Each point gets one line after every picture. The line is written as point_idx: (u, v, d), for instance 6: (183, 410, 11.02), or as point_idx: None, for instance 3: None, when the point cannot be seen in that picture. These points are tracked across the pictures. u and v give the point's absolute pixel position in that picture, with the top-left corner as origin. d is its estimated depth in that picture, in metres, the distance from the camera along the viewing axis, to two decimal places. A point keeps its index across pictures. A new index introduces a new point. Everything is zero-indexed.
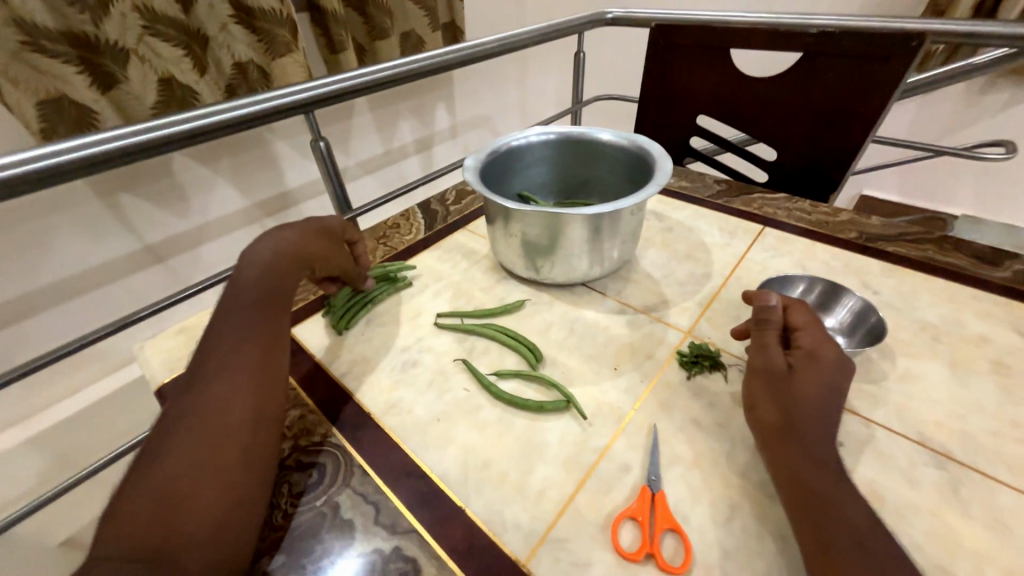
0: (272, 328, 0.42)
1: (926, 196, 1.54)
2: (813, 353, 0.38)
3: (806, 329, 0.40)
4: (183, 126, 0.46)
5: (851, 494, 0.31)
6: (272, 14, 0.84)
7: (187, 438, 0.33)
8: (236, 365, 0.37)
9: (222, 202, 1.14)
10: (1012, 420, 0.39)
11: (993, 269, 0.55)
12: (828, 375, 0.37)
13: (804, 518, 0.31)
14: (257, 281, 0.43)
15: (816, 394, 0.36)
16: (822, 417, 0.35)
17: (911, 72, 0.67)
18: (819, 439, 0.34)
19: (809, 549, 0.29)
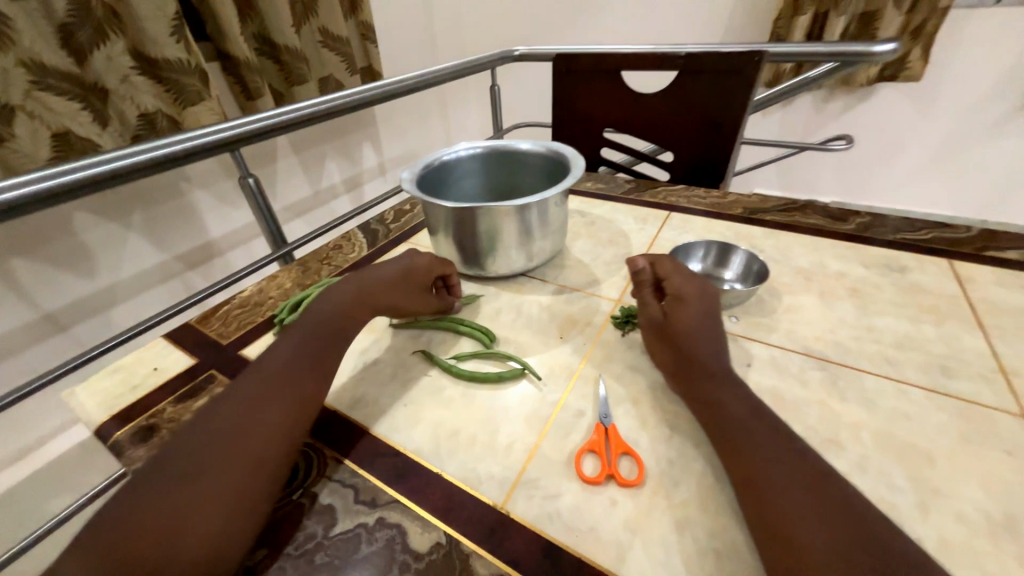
0: (323, 356, 0.43)
1: (800, 187, 1.82)
2: (681, 292, 0.46)
3: (671, 276, 0.48)
4: (101, 169, 0.51)
5: (743, 397, 0.38)
6: (177, 64, 0.89)
7: (207, 437, 0.34)
8: (277, 380, 0.39)
9: (135, 257, 1.10)
10: (867, 327, 0.50)
11: (844, 223, 0.68)
12: (696, 308, 0.45)
13: (719, 429, 0.36)
14: (322, 312, 0.46)
15: (696, 322, 0.44)
16: (709, 338, 0.43)
17: (759, 80, 0.83)
18: (715, 355, 0.42)
19: (724, 454, 0.35)
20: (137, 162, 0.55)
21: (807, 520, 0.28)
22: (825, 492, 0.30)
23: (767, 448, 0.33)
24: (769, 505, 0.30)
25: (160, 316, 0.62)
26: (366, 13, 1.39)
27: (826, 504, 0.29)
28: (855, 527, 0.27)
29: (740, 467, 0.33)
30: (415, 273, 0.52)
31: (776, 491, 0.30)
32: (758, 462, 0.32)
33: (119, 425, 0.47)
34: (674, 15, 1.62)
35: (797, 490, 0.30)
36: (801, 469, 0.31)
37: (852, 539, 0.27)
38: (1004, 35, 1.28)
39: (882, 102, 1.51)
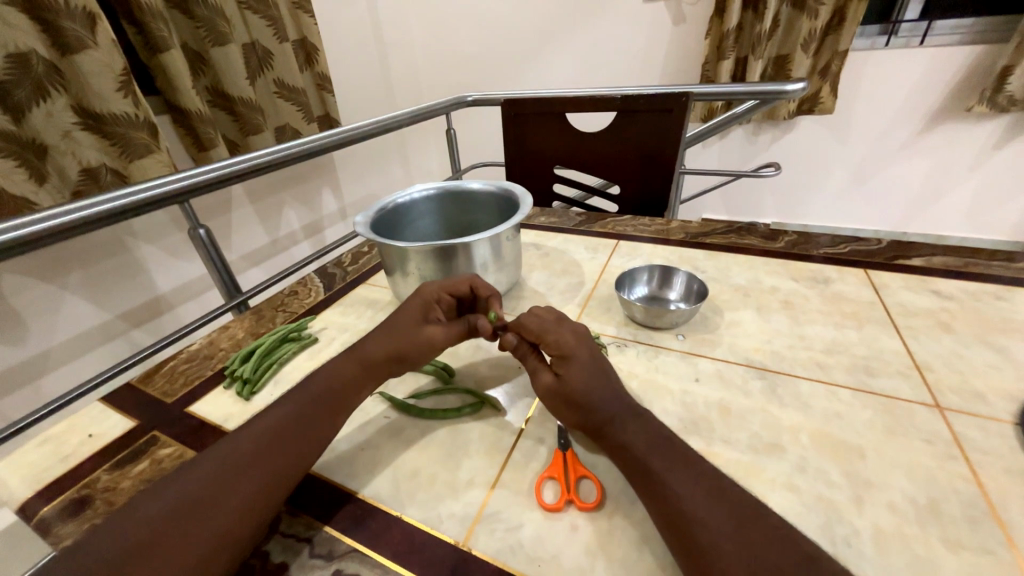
0: (317, 428, 0.40)
1: (742, 211, 1.96)
2: (562, 346, 0.41)
3: (543, 334, 0.42)
4: (50, 223, 0.51)
5: (648, 421, 0.38)
6: (124, 118, 0.89)
7: (173, 500, 0.32)
8: (262, 448, 0.37)
9: (72, 319, 1.03)
10: (799, 336, 0.54)
11: (774, 242, 0.75)
12: (585, 366, 0.40)
13: (630, 462, 0.35)
14: (331, 378, 0.44)
15: (592, 381, 0.40)
16: (602, 392, 0.39)
17: (689, 117, 0.91)
18: (612, 398, 0.39)
19: (639, 487, 0.34)
20: (61, 224, 0.52)
21: (733, 554, 0.28)
22: (743, 512, 0.30)
23: (682, 478, 0.32)
24: (696, 542, 0.29)
25: (97, 380, 0.58)
26: (322, 66, 1.44)
27: (745, 524, 0.29)
28: (773, 544, 0.28)
29: (661, 504, 0.32)
30: (406, 313, 0.49)
31: (697, 521, 0.30)
32: (673, 482, 0.32)
33: (46, 500, 0.43)
34: (614, 62, 1.77)
35: (713, 506, 0.30)
36: (716, 490, 0.31)
37: (776, 557, 0.27)
38: (896, 72, 1.47)
39: (802, 132, 1.67)
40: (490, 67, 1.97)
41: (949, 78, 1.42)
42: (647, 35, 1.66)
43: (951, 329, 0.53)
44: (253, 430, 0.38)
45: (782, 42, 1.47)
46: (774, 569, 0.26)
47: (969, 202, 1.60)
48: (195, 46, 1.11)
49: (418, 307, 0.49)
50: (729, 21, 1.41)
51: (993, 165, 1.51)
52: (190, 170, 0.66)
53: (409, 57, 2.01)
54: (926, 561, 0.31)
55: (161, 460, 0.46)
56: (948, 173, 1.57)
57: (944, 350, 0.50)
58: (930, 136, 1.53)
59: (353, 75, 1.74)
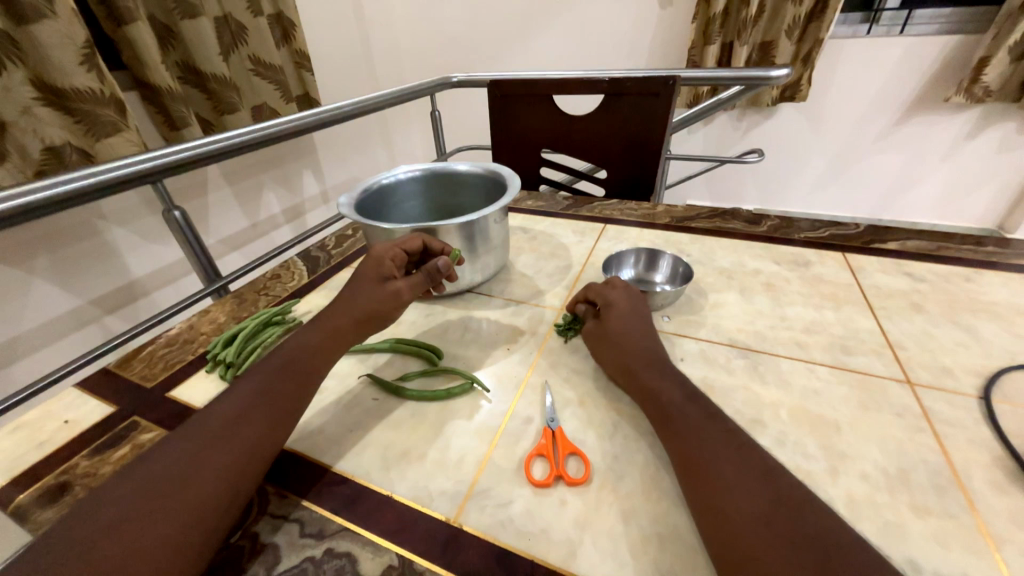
0: (287, 401, 0.40)
1: (725, 197, 1.99)
2: (611, 301, 0.51)
3: (598, 292, 0.53)
4: (17, 202, 0.49)
5: (678, 382, 0.41)
6: (89, 94, 0.84)
7: (144, 482, 0.32)
8: (232, 424, 0.36)
9: (41, 306, 0.99)
10: (780, 317, 0.55)
11: (757, 226, 0.76)
12: (625, 312, 0.49)
13: (660, 416, 0.39)
14: (294, 351, 0.43)
15: (628, 323, 0.48)
16: (639, 340, 0.46)
17: (676, 101, 0.91)
18: (651, 353, 0.45)
19: (665, 439, 0.37)
20: (26, 204, 0.50)
21: (742, 492, 0.30)
22: (756, 464, 0.32)
23: (701, 428, 0.36)
24: (710, 484, 0.32)
25: (71, 366, 0.56)
26: (300, 42, 1.38)
27: (757, 475, 0.31)
28: (771, 491, 0.30)
29: (683, 453, 0.35)
30: (363, 275, 0.49)
31: (713, 468, 0.32)
32: (695, 435, 0.35)
33: (23, 487, 0.42)
34: (601, 45, 1.75)
35: (730, 457, 0.33)
36: (734, 445, 0.34)
37: (782, 500, 0.29)
38: (876, 60, 1.49)
39: (784, 120, 1.69)
40: (475, 47, 1.92)
41: (927, 68, 1.45)
42: (634, 18, 1.64)
43: (922, 309, 0.55)
44: (225, 406, 0.38)
45: (766, 29, 1.47)
46: (780, 509, 0.29)
47: (940, 189, 1.65)
48: (164, 19, 1.05)
49: (371, 267, 0.49)
50: (716, 5, 1.40)
51: (965, 154, 1.56)
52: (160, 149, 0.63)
53: (391, 35, 1.95)
54: (895, 526, 0.33)
55: (142, 445, 0.45)
56: (923, 161, 1.61)
57: (916, 329, 0.52)
58: (907, 125, 1.56)
59: (333, 53, 1.68)
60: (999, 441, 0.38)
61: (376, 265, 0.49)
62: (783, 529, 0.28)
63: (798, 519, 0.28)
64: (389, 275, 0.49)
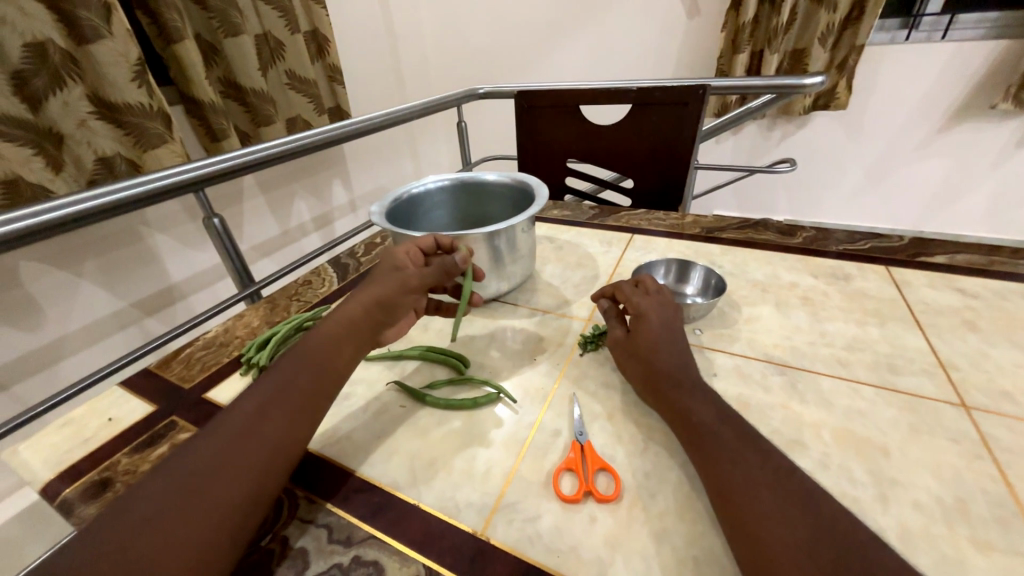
0: (309, 403, 0.40)
1: (753, 208, 1.94)
2: (642, 309, 0.48)
3: (629, 297, 0.50)
4: (72, 209, 0.52)
5: (707, 398, 0.40)
6: (139, 108, 0.89)
7: (172, 482, 0.32)
8: (256, 426, 0.37)
9: (88, 307, 1.05)
10: (819, 332, 0.53)
11: (793, 238, 0.73)
12: (656, 324, 0.47)
13: (690, 436, 0.37)
14: (318, 349, 0.43)
15: (658, 336, 0.46)
16: (671, 352, 0.44)
17: (706, 110, 0.90)
18: (682, 367, 0.43)
19: (696, 459, 0.36)
20: (81, 210, 0.53)
21: (783, 519, 0.29)
22: (795, 489, 0.31)
23: (734, 449, 0.34)
24: (747, 509, 0.30)
25: (114, 366, 0.59)
26: (333, 57, 1.43)
27: (797, 501, 0.30)
28: (814, 519, 0.28)
29: (716, 476, 0.33)
30: (380, 268, 0.49)
31: (749, 493, 0.31)
32: (728, 457, 0.34)
33: (69, 481, 0.44)
34: (627, 56, 1.75)
35: (765, 480, 0.31)
36: (770, 468, 0.32)
37: (826, 530, 0.28)
38: (917, 67, 1.44)
39: (817, 128, 1.65)
40: (500, 59, 1.95)
41: (972, 74, 1.39)
42: (661, 28, 1.64)
43: (976, 327, 0.51)
44: (252, 404, 0.38)
45: (798, 36, 1.44)
46: (826, 540, 0.27)
47: (988, 200, 1.57)
48: (208, 38, 1.11)
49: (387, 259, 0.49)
50: (745, 13, 1.38)
51: (1016, 163, 1.47)
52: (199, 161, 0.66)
53: (420, 49, 2.00)
54: (954, 561, 0.31)
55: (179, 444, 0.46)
56: (968, 171, 1.54)
57: (970, 349, 0.49)
58: (951, 134, 1.49)
59: (365, 66, 1.74)
60: None
61: (392, 256, 0.49)
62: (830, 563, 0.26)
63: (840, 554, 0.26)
64: (403, 266, 0.49)
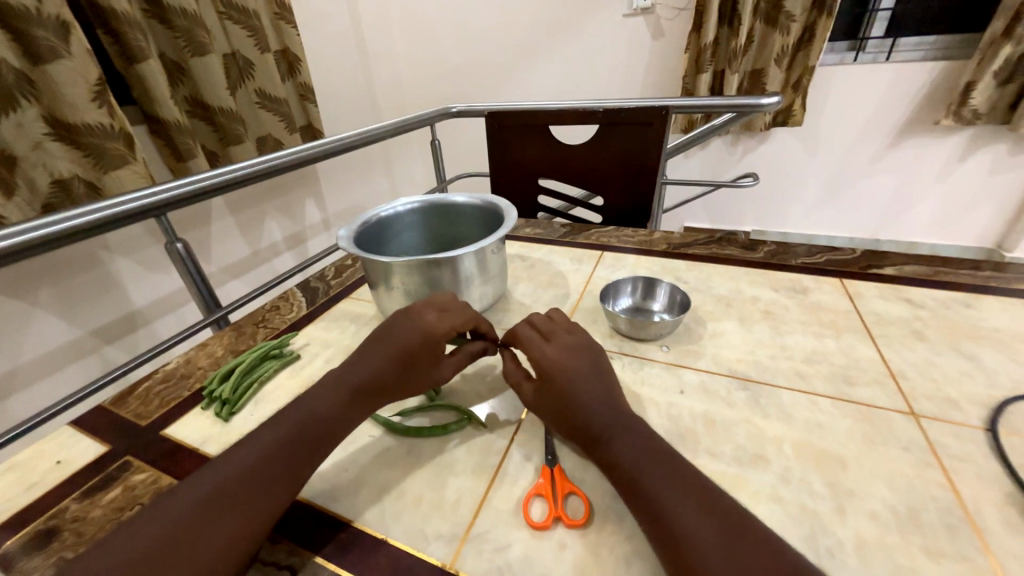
0: (300, 457, 0.38)
1: (722, 220, 2.00)
2: (539, 358, 0.43)
3: (527, 346, 0.45)
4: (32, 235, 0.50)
5: (641, 433, 0.38)
6: (99, 129, 0.86)
7: (150, 539, 0.31)
8: (243, 480, 0.35)
9: (41, 337, 0.99)
10: (780, 346, 0.55)
11: (754, 252, 0.76)
12: (563, 376, 0.42)
13: (622, 477, 0.35)
14: (312, 407, 0.42)
15: (572, 390, 0.41)
16: (590, 395, 0.41)
17: (670, 130, 0.93)
18: (603, 403, 0.40)
19: (631, 502, 0.34)
20: (38, 237, 0.51)
21: (721, 563, 0.28)
22: (732, 523, 0.30)
23: (671, 491, 0.33)
24: (687, 555, 0.29)
25: (65, 402, 0.56)
26: (305, 76, 1.43)
27: (734, 537, 0.29)
28: (755, 558, 0.28)
29: (653, 519, 0.32)
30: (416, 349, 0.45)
31: (687, 535, 0.30)
32: (663, 495, 0.33)
33: (9, 533, 0.41)
34: (596, 76, 1.81)
35: (702, 517, 0.31)
36: (705, 503, 0.32)
37: (765, 567, 0.27)
38: (865, 86, 1.53)
39: (777, 144, 1.73)
40: (473, 78, 1.98)
41: (915, 93, 1.49)
42: (628, 49, 1.70)
43: (923, 337, 0.54)
44: (235, 464, 0.36)
45: (756, 57, 1.52)
46: None
47: (937, 210, 1.67)
48: (174, 57, 1.09)
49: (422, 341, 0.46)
50: (706, 36, 1.45)
51: (960, 175, 1.57)
52: (146, 189, 0.62)
53: (393, 68, 2.01)
54: (907, 570, 0.32)
55: (134, 486, 0.44)
56: (917, 182, 1.63)
57: (918, 357, 0.51)
58: (899, 148, 1.59)
59: (337, 85, 1.73)
60: (1010, 475, 0.37)
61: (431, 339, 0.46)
62: None
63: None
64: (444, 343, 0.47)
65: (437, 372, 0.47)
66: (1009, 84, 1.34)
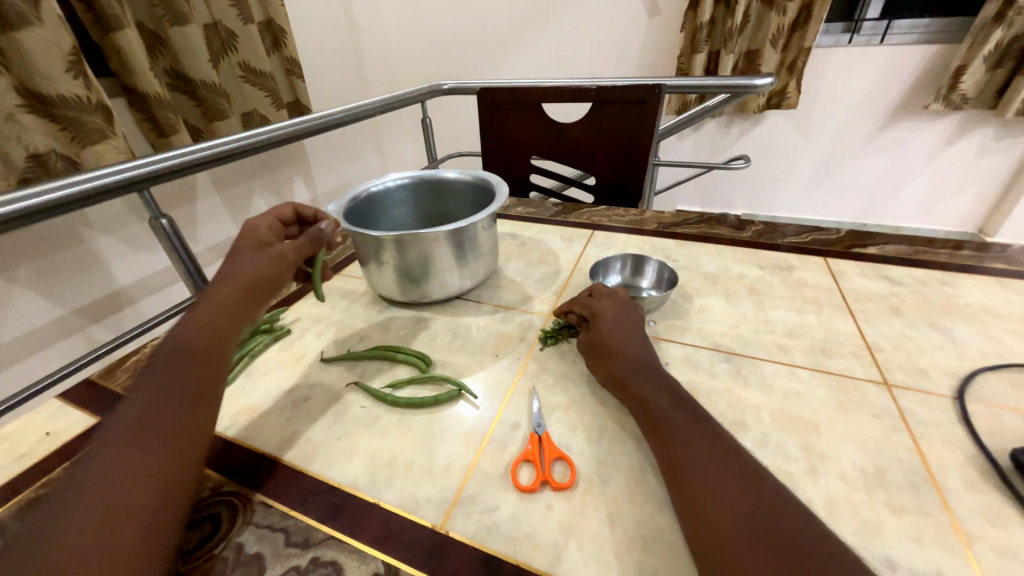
0: (202, 387, 0.38)
1: (714, 202, 2.01)
2: (596, 309, 0.53)
3: (582, 304, 0.55)
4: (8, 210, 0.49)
5: (658, 377, 0.44)
6: (74, 100, 0.83)
7: (75, 502, 0.28)
8: (150, 427, 0.33)
9: (22, 314, 0.98)
10: (763, 320, 0.56)
11: (742, 232, 0.77)
12: (613, 321, 0.51)
13: (642, 414, 0.41)
14: (184, 334, 0.40)
15: (611, 332, 0.49)
16: (627, 340, 0.48)
17: (662, 109, 0.93)
18: (633, 347, 0.48)
19: (646, 433, 0.40)
20: (19, 209, 0.50)
21: (713, 477, 0.33)
22: (726, 452, 0.35)
23: (679, 426, 0.38)
24: (685, 472, 0.34)
25: (54, 377, 0.55)
26: (291, 50, 1.39)
27: (725, 460, 0.34)
28: (738, 474, 0.33)
29: (662, 446, 0.37)
30: (242, 245, 0.48)
31: (686, 456, 0.35)
32: (671, 427, 0.38)
33: (1, 501, 0.41)
34: (590, 55, 1.78)
35: (702, 446, 0.36)
36: (707, 435, 0.37)
37: (745, 483, 0.32)
38: (858, 69, 1.53)
39: (770, 127, 1.73)
40: (467, 55, 1.94)
41: (907, 76, 1.49)
42: (624, 26, 1.67)
43: (900, 312, 0.56)
44: (144, 406, 0.35)
45: (751, 37, 1.50)
46: (744, 492, 0.32)
47: (921, 194, 1.69)
48: (153, 27, 1.05)
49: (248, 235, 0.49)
50: (702, 14, 1.43)
51: (946, 159, 1.60)
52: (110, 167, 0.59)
53: (383, 43, 1.96)
54: (872, 525, 0.34)
55: None
56: (905, 165, 1.65)
57: (894, 332, 0.53)
58: (889, 132, 1.60)
59: (326, 60, 1.69)
60: (973, 439, 0.39)
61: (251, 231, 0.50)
62: (747, 509, 0.30)
63: (778, 549, 0.28)
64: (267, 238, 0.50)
65: (270, 252, 0.48)
66: (999, 68, 1.35)
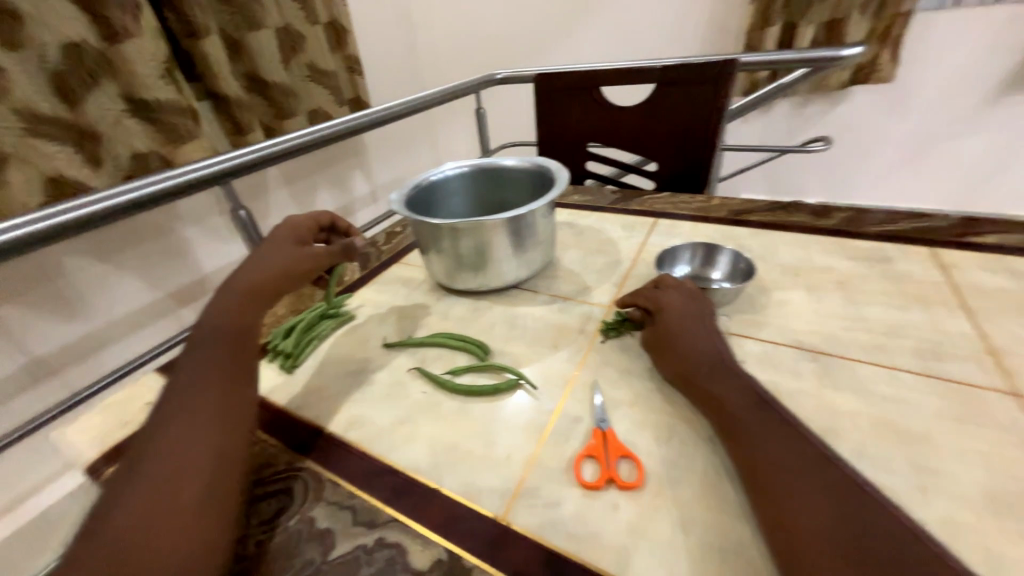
0: (237, 369, 0.41)
1: (788, 189, 1.83)
2: (661, 302, 0.50)
3: (647, 296, 0.52)
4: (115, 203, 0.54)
5: (730, 374, 0.40)
6: (168, 104, 0.91)
7: (145, 478, 0.32)
8: (197, 406, 0.37)
9: (125, 297, 1.09)
10: (855, 317, 0.50)
11: (827, 219, 0.70)
12: (680, 314, 0.48)
13: (716, 414, 0.38)
14: (217, 322, 0.44)
15: (679, 325, 0.46)
16: (696, 334, 0.45)
17: (733, 88, 0.86)
18: (701, 341, 0.44)
19: (720, 434, 0.37)
20: (122, 202, 0.55)
21: (802, 488, 0.30)
22: (818, 459, 0.31)
23: (759, 428, 0.34)
24: (768, 479, 0.31)
25: (152, 354, 0.61)
26: (352, 47, 1.44)
27: (815, 468, 0.31)
28: (832, 484, 0.29)
29: (739, 449, 0.34)
30: (279, 241, 0.52)
31: (771, 462, 0.32)
32: (750, 430, 0.35)
33: (111, 462, 0.46)
34: (649, 35, 1.69)
35: (788, 452, 0.32)
36: (792, 438, 0.33)
37: (839, 495, 0.29)
38: (967, 34, 1.33)
39: (855, 105, 1.55)
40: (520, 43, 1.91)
41: None
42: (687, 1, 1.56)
43: None
44: (192, 388, 0.38)
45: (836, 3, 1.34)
46: (840, 505, 0.28)
47: None
48: None
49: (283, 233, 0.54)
50: None
51: None
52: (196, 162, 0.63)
53: (438, 36, 1.98)
54: (1002, 557, 0.29)
55: None
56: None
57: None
58: (1006, 105, 1.39)
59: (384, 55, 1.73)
60: None
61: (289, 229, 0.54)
62: (844, 526, 0.27)
63: None
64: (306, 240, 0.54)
65: (305, 251, 0.52)
66: None
